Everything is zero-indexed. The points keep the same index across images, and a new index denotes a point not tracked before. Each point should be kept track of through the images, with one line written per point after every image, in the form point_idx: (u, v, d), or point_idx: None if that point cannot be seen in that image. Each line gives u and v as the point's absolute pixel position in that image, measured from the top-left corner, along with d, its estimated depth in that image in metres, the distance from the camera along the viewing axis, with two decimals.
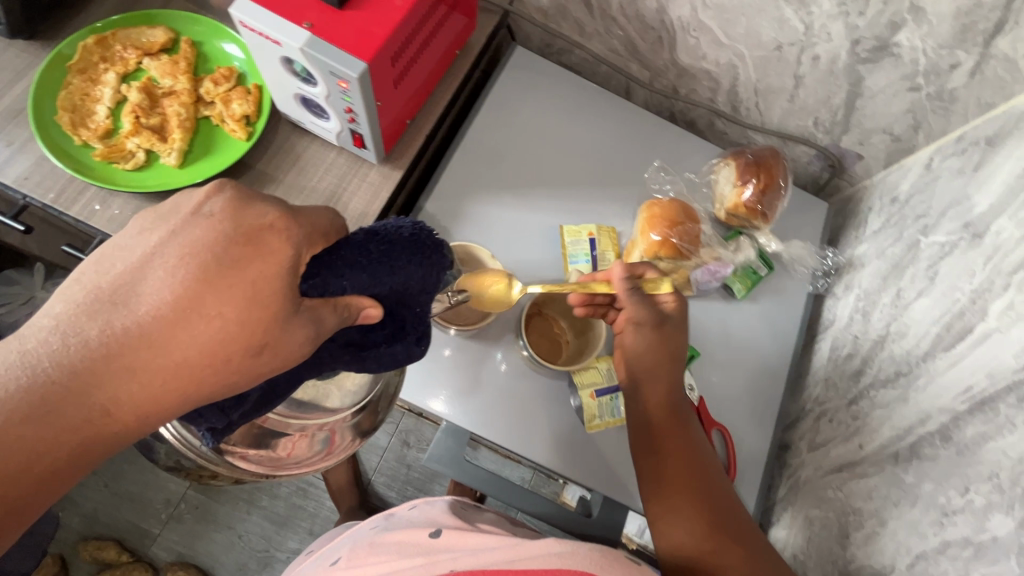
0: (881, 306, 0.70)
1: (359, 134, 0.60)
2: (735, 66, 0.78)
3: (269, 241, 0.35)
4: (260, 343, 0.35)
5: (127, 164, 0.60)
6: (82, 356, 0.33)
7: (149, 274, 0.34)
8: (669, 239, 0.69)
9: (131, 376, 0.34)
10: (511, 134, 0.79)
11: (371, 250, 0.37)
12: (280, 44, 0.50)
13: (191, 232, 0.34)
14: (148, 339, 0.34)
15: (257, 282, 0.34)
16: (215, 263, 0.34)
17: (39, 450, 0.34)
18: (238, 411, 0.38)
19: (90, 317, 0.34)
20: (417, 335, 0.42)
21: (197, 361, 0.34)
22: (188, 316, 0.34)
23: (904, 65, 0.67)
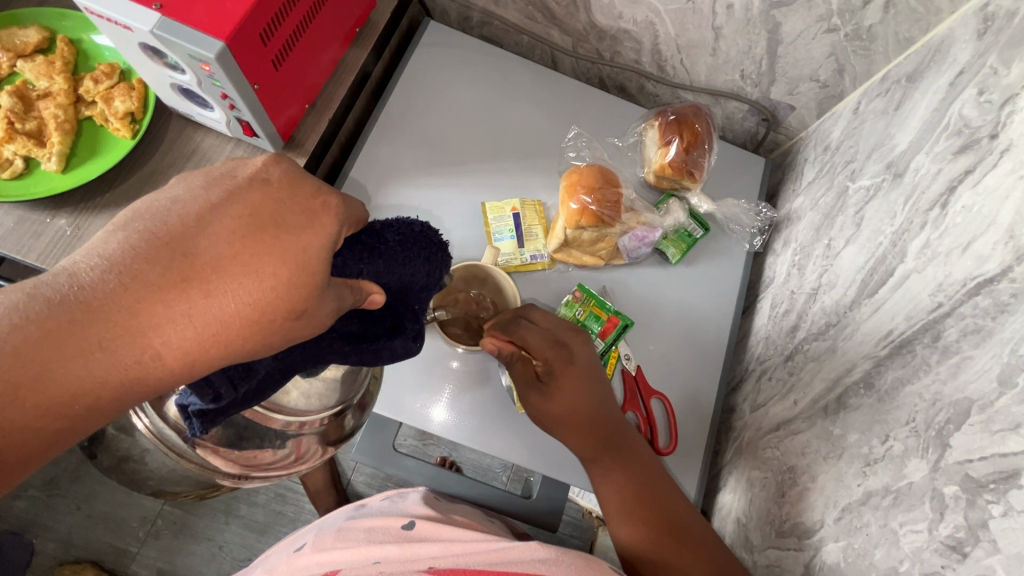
0: (815, 258, 0.68)
1: (246, 122, 0.57)
2: (653, 23, 0.75)
3: (324, 213, 0.35)
4: (300, 305, 0.32)
5: (3, 173, 0.56)
6: (107, 298, 0.30)
7: (207, 225, 0.32)
8: (588, 207, 0.67)
9: (161, 326, 0.30)
10: (428, 114, 0.77)
11: (388, 239, 0.37)
12: (132, 30, 0.47)
13: (251, 195, 0.34)
14: (193, 291, 0.31)
15: (310, 247, 0.33)
16: (272, 224, 0.33)
17: (65, 390, 0.30)
18: (246, 386, 0.35)
19: (130, 260, 0.30)
20: (416, 331, 0.41)
21: (240, 318, 0.32)
22: (243, 271, 0.32)
23: (817, 6, 0.64)
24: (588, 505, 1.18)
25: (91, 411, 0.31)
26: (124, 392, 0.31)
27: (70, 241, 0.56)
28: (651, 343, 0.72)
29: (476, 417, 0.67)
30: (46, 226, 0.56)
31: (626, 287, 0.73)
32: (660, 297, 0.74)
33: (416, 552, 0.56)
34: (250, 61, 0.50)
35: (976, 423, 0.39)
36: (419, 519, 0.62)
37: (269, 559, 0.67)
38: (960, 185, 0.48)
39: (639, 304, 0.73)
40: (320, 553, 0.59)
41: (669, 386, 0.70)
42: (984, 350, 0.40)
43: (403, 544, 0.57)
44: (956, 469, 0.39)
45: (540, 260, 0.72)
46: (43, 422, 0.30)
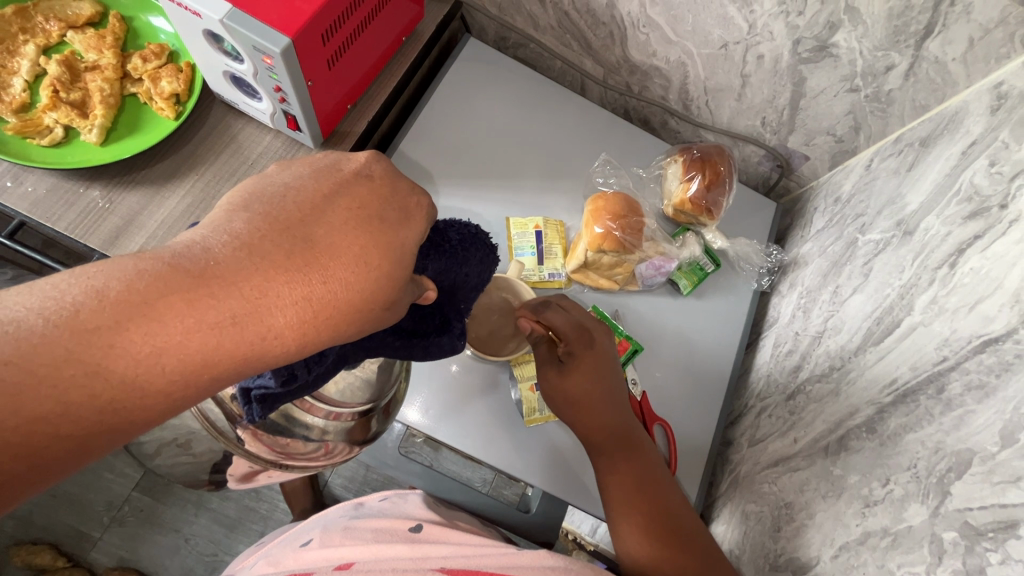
0: (821, 303, 0.70)
1: (292, 116, 0.58)
2: (684, 63, 0.78)
3: (416, 213, 0.38)
4: (393, 297, 0.35)
5: (42, 140, 0.56)
6: (239, 273, 0.31)
7: (321, 215, 0.34)
8: (612, 232, 0.69)
9: (284, 301, 0.31)
10: (461, 126, 0.78)
11: (450, 237, 0.40)
12: (201, 17, 0.48)
13: (356, 189, 0.36)
14: (311, 274, 0.32)
15: (406, 243, 0.36)
16: (376, 219, 0.35)
17: (183, 359, 0.30)
18: (319, 368, 0.37)
19: (265, 239, 0.32)
20: (462, 328, 0.43)
21: (350, 304, 0.33)
22: (350, 260, 0.34)
23: (842, 66, 0.68)
24: (569, 526, 1.19)
25: (211, 381, 0.31)
26: (233, 370, 0.31)
27: (102, 214, 0.56)
28: (657, 371, 0.73)
29: (486, 429, 0.67)
30: (80, 197, 0.56)
31: (637, 314, 0.75)
32: (668, 326, 0.76)
33: (426, 551, 0.55)
34: (309, 58, 0.51)
35: (977, 473, 0.41)
36: (426, 522, 0.62)
37: (270, 553, 0.66)
38: (970, 248, 0.51)
39: (649, 331, 0.75)
40: (328, 549, 0.59)
41: (671, 413, 0.72)
42: (987, 406, 0.42)
43: (412, 545, 0.57)
44: (956, 515, 0.41)
45: (558, 279, 0.73)
46: (167, 388, 0.30)
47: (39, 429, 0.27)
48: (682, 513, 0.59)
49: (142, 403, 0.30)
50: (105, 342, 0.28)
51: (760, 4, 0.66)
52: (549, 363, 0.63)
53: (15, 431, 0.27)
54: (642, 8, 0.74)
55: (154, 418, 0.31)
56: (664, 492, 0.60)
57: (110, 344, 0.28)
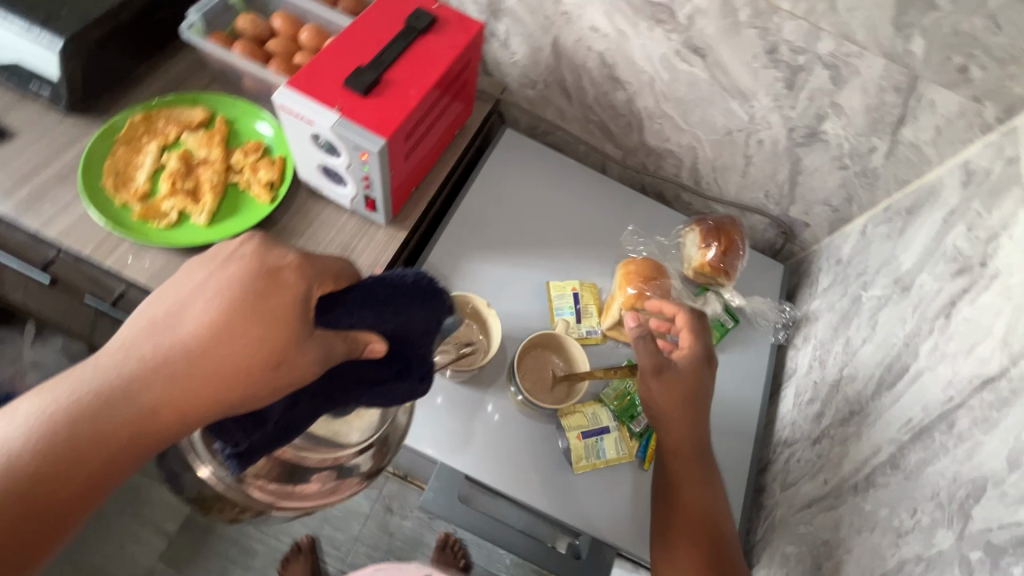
0: (835, 353, 0.78)
1: (372, 199, 0.68)
2: (695, 146, 0.90)
3: (283, 277, 0.44)
4: (276, 356, 0.42)
5: (161, 223, 0.66)
6: (140, 370, 0.41)
7: (191, 306, 0.43)
8: (644, 293, 0.77)
9: (173, 384, 0.41)
10: (501, 203, 0.89)
11: (378, 293, 0.46)
12: (311, 123, 0.59)
13: (227, 272, 0.44)
14: (200, 357, 0.42)
15: (274, 308, 0.43)
16: (243, 296, 0.43)
17: (115, 437, 0.41)
18: (257, 432, 0.46)
19: (141, 343, 0.42)
20: (421, 371, 0.50)
21: (236, 370, 0.42)
22: (228, 336, 0.42)
23: (832, 149, 0.80)
24: None
25: (135, 452, 0.42)
26: (154, 435, 0.42)
27: None
28: None
29: (538, 478, 0.72)
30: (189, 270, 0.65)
31: None
32: None
33: None
34: (395, 153, 0.62)
35: (993, 496, 0.47)
36: None
37: None
38: (960, 301, 0.60)
39: None
40: None
41: None
42: (993, 436, 0.49)
43: None
44: (979, 536, 0.46)
45: (594, 335, 0.80)
46: (107, 460, 0.41)
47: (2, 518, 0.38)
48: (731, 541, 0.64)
49: (92, 471, 0.40)
50: (46, 440, 0.39)
51: (758, 101, 0.79)
52: (666, 369, 0.67)
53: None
54: (656, 104, 0.87)
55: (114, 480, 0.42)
56: (716, 526, 0.63)
57: (54, 447, 0.39)
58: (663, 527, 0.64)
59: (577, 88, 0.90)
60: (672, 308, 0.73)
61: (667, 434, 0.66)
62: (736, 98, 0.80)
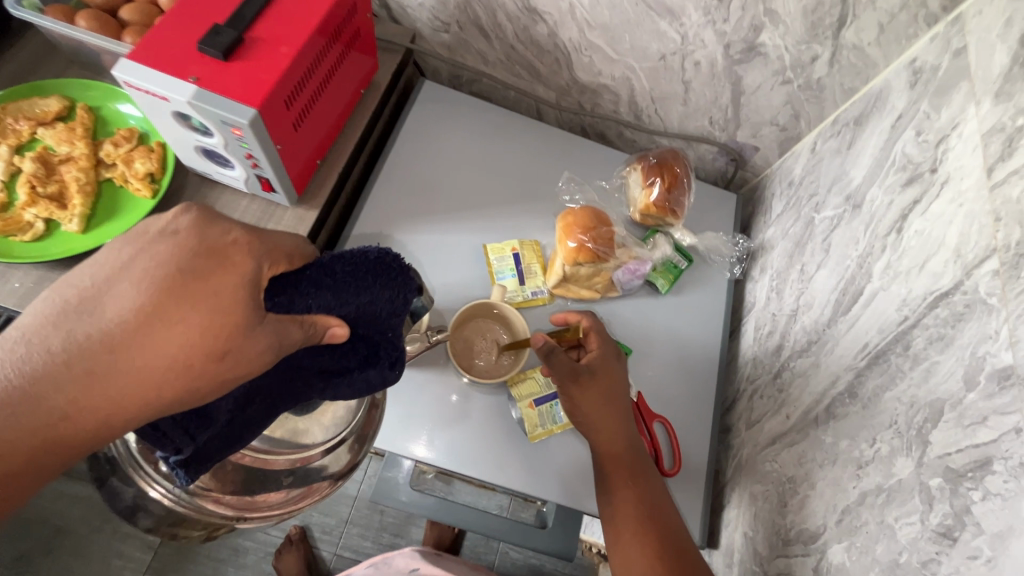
0: (791, 282, 0.74)
1: (266, 179, 0.60)
2: (629, 77, 0.83)
3: (232, 257, 0.35)
4: (218, 349, 0.34)
5: (25, 236, 0.58)
6: (44, 365, 0.33)
7: (112, 285, 0.34)
8: (585, 244, 0.72)
9: (87, 385, 0.33)
10: (427, 164, 0.82)
11: (337, 271, 0.38)
12: (167, 100, 0.51)
13: (157, 248, 0.35)
14: (114, 351, 0.33)
15: (220, 292, 0.34)
16: (179, 276, 0.34)
17: (23, 445, 0.33)
18: (207, 433, 0.39)
19: (47, 331, 0.33)
20: (389, 358, 0.44)
21: (164, 368, 0.34)
22: (152, 326, 0.33)
23: (772, 62, 0.73)
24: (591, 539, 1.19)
25: (49, 459, 0.34)
26: (76, 438, 0.35)
27: None
28: (648, 370, 0.76)
29: (497, 453, 0.68)
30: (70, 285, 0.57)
31: (622, 318, 0.78)
32: (653, 325, 0.79)
33: None
34: (275, 124, 0.54)
35: (950, 419, 0.44)
36: None
37: None
38: (911, 213, 0.55)
39: (635, 333, 0.78)
40: None
41: (668, 409, 0.75)
42: (949, 356, 0.46)
43: None
44: (938, 462, 0.44)
45: (541, 296, 0.76)
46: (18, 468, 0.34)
47: None
48: (679, 533, 0.60)
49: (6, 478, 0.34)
50: None
51: (688, 17, 0.71)
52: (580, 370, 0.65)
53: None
54: (582, 34, 0.78)
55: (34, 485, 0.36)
56: (663, 517, 0.61)
57: None
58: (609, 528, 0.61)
59: (494, 26, 0.81)
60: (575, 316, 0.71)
61: (596, 435, 0.65)
62: (665, 16, 0.72)
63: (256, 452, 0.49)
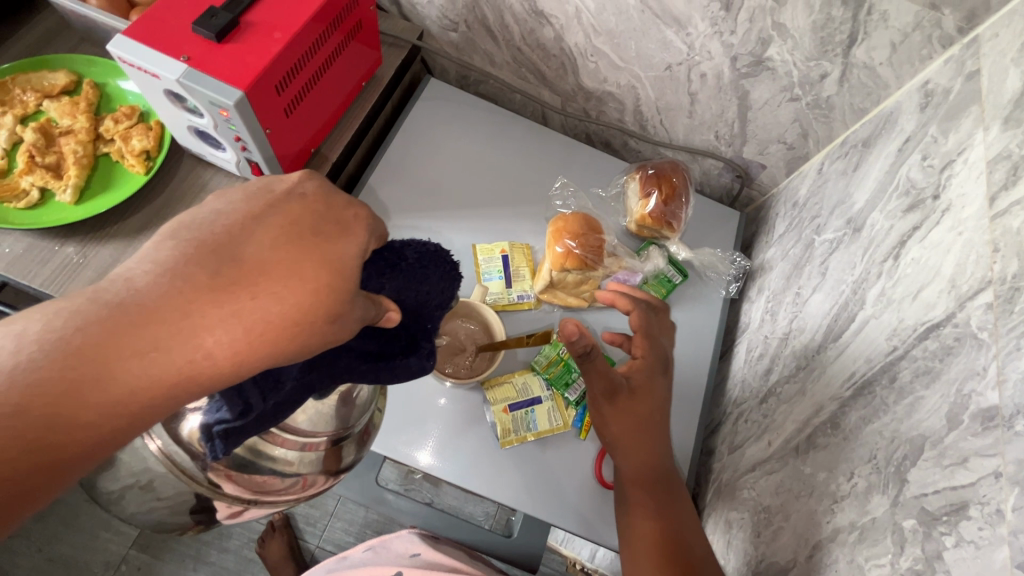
0: (786, 304, 0.71)
1: (255, 163, 0.61)
2: (635, 86, 0.82)
3: (355, 224, 0.36)
4: (336, 309, 0.32)
5: (19, 203, 0.59)
6: (161, 298, 0.30)
7: (250, 233, 0.33)
8: (573, 251, 0.70)
9: (216, 326, 0.30)
10: (425, 161, 0.81)
11: (407, 255, 0.37)
12: (158, 78, 0.52)
13: (289, 206, 0.35)
14: (239, 292, 0.31)
15: (343, 255, 0.34)
16: (305, 232, 0.34)
17: (126, 387, 0.29)
18: (275, 397, 0.34)
19: (180, 262, 0.31)
20: (432, 349, 0.40)
21: (281, 321, 0.31)
22: (278, 276, 0.32)
23: (780, 78, 0.71)
24: (571, 554, 1.16)
25: (140, 411, 0.30)
26: (179, 391, 0.30)
27: (77, 268, 0.59)
28: None
29: (468, 458, 0.66)
30: (56, 254, 0.58)
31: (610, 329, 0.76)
32: None
33: None
34: (264, 108, 0.54)
35: (929, 458, 0.41)
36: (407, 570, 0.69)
37: None
38: (910, 240, 0.53)
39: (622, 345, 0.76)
40: None
41: None
42: (933, 391, 0.43)
43: None
44: (912, 503, 0.41)
45: (527, 300, 0.74)
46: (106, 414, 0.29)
47: None
48: (704, 562, 0.58)
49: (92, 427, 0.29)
50: (27, 382, 0.28)
51: (694, 27, 0.70)
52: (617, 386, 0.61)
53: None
54: (588, 39, 0.77)
55: (111, 444, 0.30)
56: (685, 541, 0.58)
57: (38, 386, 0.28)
58: (625, 542, 0.60)
59: (502, 27, 0.81)
60: (626, 304, 0.66)
61: (623, 459, 0.61)
62: (671, 25, 0.71)
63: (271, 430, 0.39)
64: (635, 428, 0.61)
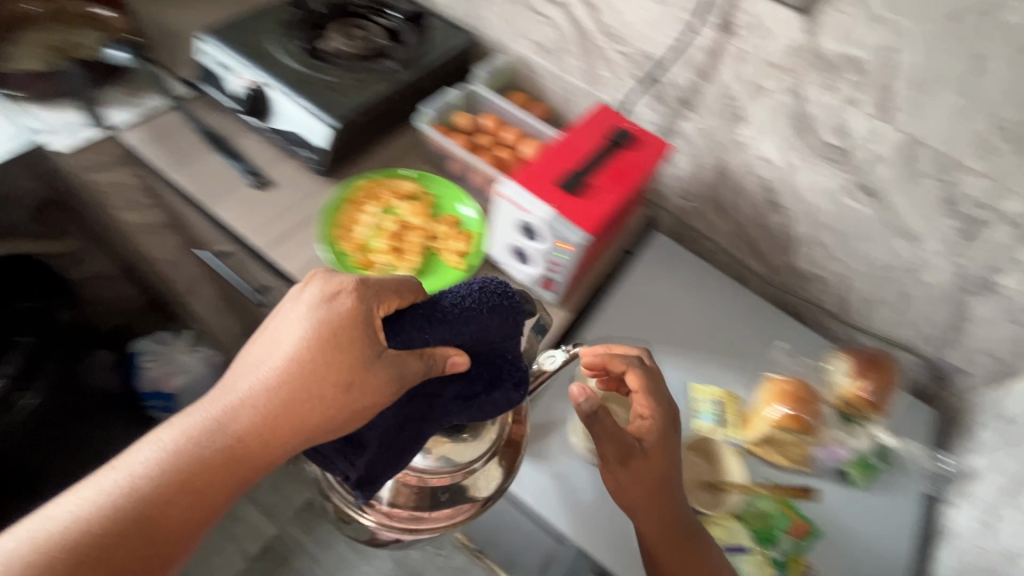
0: (1009, 520, 0.68)
1: (552, 280, 0.76)
2: (847, 276, 0.92)
3: (351, 301, 0.47)
4: (350, 384, 0.45)
5: (372, 273, 0.78)
6: (221, 391, 0.48)
7: (281, 334, 0.49)
8: (796, 413, 0.76)
9: (258, 397, 0.47)
10: (650, 300, 0.93)
11: (445, 304, 0.47)
12: (526, 210, 0.69)
13: (302, 302, 0.49)
14: (282, 382, 0.47)
15: (359, 335, 0.47)
16: (325, 322, 0.47)
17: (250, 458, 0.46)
18: (364, 457, 0.48)
19: (268, 372, 0.48)
20: (510, 382, 0.50)
21: (303, 395, 0.47)
22: (288, 359, 0.47)
23: (1008, 302, 0.78)
24: None
25: (240, 468, 0.47)
26: (254, 454, 0.47)
27: None
28: (834, 562, 0.73)
29: None
30: None
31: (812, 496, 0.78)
32: (838, 515, 0.77)
33: None
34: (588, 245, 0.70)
35: None
36: None
37: None
38: None
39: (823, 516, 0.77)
40: None
41: None
42: None
43: None
44: None
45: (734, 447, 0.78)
46: (233, 476, 0.46)
47: (150, 518, 0.44)
48: None
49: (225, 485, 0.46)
50: (191, 458, 0.46)
51: (927, 245, 0.80)
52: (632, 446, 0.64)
53: (133, 527, 0.43)
54: (814, 231, 0.90)
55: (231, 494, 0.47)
56: None
57: (197, 460, 0.46)
58: None
59: (734, 206, 0.96)
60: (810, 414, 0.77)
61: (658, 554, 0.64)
62: (904, 238, 0.82)
63: (420, 476, 0.53)
64: (650, 500, 0.63)
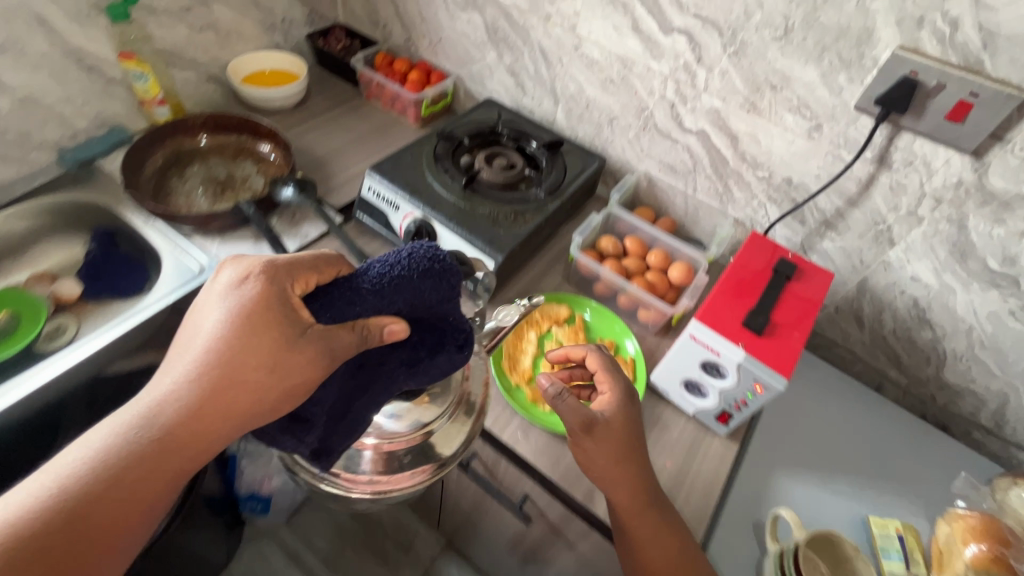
0: None
1: (729, 414, 0.76)
2: (1006, 393, 0.89)
3: (328, 283, 0.50)
4: (289, 365, 0.48)
5: (545, 406, 0.79)
6: (192, 392, 0.50)
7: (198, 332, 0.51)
8: (998, 554, 0.71)
9: (181, 386, 0.49)
10: (802, 422, 0.94)
11: (389, 280, 0.47)
12: (716, 352, 0.69)
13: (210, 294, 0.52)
14: (239, 376, 0.49)
15: (304, 318, 0.49)
16: (273, 311, 0.49)
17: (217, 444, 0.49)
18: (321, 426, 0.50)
19: (180, 367, 0.50)
20: (452, 345, 0.51)
21: (276, 379, 0.49)
22: (253, 350, 0.49)
23: None
24: None
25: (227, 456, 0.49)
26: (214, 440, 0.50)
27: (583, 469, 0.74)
28: None
29: None
30: (568, 455, 0.74)
31: None
32: None
33: None
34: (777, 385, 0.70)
35: None
36: None
37: None
38: None
39: None
40: None
41: None
42: None
43: None
44: None
45: None
46: (178, 464, 0.49)
47: (95, 504, 0.47)
48: None
49: (163, 472, 0.49)
50: (126, 452, 0.49)
51: None
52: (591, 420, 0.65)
53: (82, 517, 0.47)
54: (969, 347, 0.88)
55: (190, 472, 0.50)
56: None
57: (121, 452, 0.48)
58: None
59: (875, 319, 0.95)
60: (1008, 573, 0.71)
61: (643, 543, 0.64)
62: None
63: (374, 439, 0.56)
64: (621, 477, 0.65)
